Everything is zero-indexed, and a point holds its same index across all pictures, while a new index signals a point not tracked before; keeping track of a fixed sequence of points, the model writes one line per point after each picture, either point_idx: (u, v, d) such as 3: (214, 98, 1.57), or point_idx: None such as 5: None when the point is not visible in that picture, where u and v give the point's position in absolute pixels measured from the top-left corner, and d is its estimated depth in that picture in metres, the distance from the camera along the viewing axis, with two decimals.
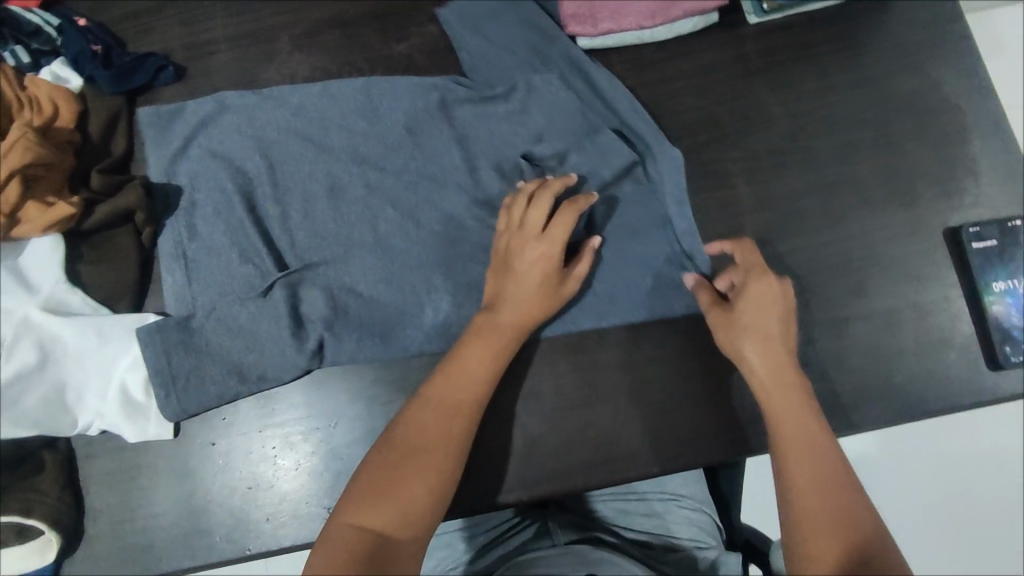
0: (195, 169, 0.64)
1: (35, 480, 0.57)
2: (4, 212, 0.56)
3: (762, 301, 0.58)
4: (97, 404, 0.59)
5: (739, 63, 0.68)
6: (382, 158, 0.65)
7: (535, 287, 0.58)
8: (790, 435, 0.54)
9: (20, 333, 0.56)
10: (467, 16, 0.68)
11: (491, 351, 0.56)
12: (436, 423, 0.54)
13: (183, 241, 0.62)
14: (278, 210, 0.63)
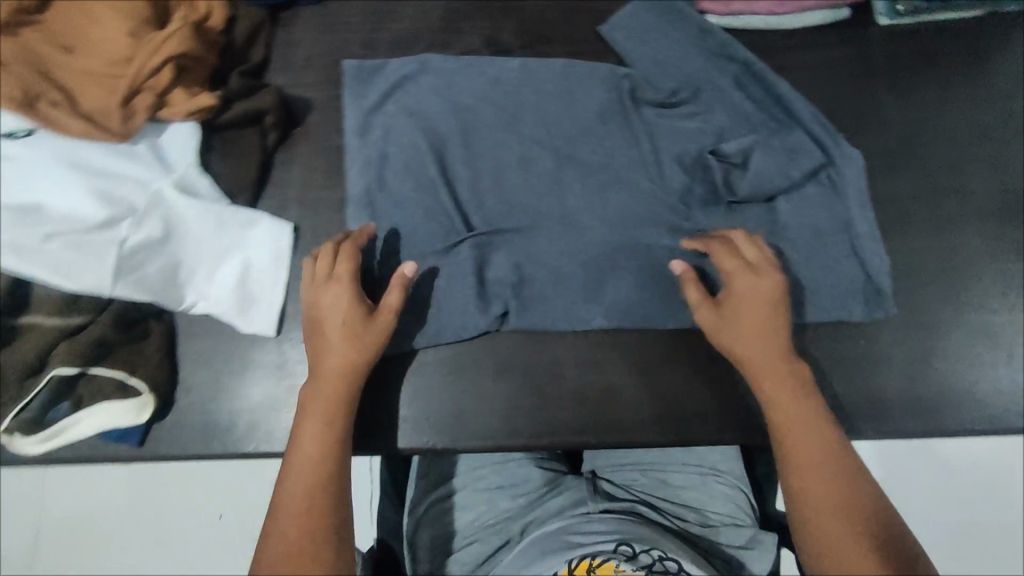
0: (386, 123, 0.66)
1: (141, 345, 0.60)
2: (155, 93, 0.60)
3: (756, 293, 0.58)
4: (205, 286, 0.62)
5: (863, 63, 0.69)
6: (501, 102, 0.68)
7: (343, 338, 0.57)
8: (812, 444, 0.53)
9: (152, 204, 0.59)
10: (630, 24, 0.70)
11: (328, 405, 0.55)
12: (307, 478, 0.52)
13: (313, 153, 0.67)
14: (398, 134, 0.66)
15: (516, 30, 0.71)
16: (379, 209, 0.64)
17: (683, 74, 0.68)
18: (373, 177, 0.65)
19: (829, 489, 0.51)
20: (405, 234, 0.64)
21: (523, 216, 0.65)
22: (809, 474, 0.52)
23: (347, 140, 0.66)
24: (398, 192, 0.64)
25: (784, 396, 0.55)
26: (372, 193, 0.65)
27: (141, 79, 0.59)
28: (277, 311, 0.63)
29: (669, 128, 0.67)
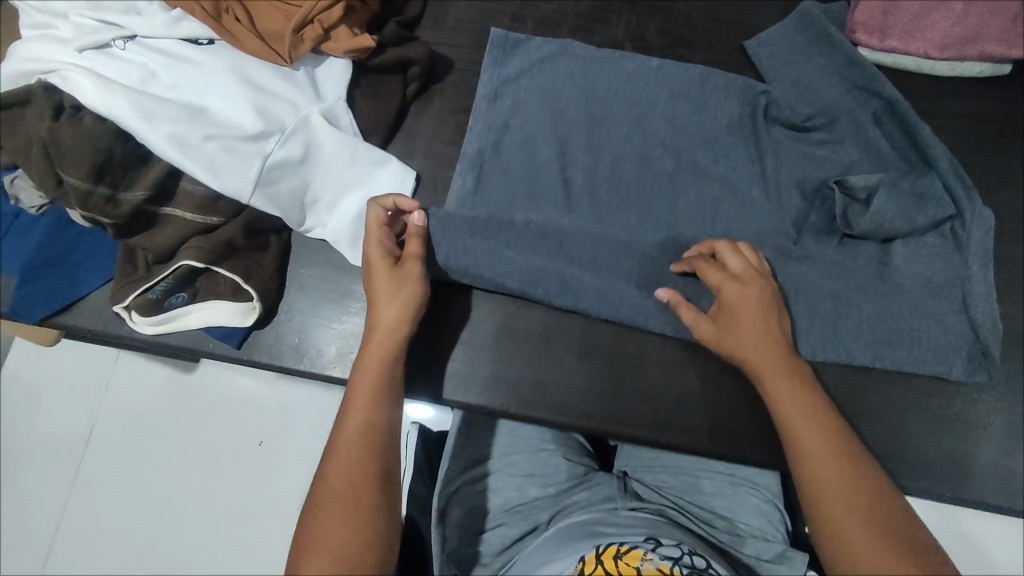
0: (521, 96, 0.68)
1: (260, 255, 0.64)
2: (323, 27, 0.64)
3: (746, 304, 0.56)
4: (325, 213, 0.66)
5: (1012, 122, 0.67)
6: (635, 91, 0.68)
7: (389, 307, 0.55)
8: (832, 469, 0.49)
9: (300, 128, 0.63)
10: (773, 45, 0.69)
11: (375, 378, 0.52)
12: (354, 458, 0.48)
13: (449, 112, 0.71)
14: (530, 107, 0.67)
15: (661, 28, 0.72)
16: (488, 173, 0.65)
17: (825, 99, 0.66)
18: (488, 142, 0.66)
19: (855, 521, 0.47)
20: (513, 201, 0.64)
21: (637, 208, 0.65)
22: (834, 507, 0.48)
23: (476, 104, 0.67)
24: (515, 164, 0.65)
25: (796, 414, 0.52)
26: (484, 157, 0.65)
27: (314, 11, 0.63)
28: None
29: (802, 149, 0.66)
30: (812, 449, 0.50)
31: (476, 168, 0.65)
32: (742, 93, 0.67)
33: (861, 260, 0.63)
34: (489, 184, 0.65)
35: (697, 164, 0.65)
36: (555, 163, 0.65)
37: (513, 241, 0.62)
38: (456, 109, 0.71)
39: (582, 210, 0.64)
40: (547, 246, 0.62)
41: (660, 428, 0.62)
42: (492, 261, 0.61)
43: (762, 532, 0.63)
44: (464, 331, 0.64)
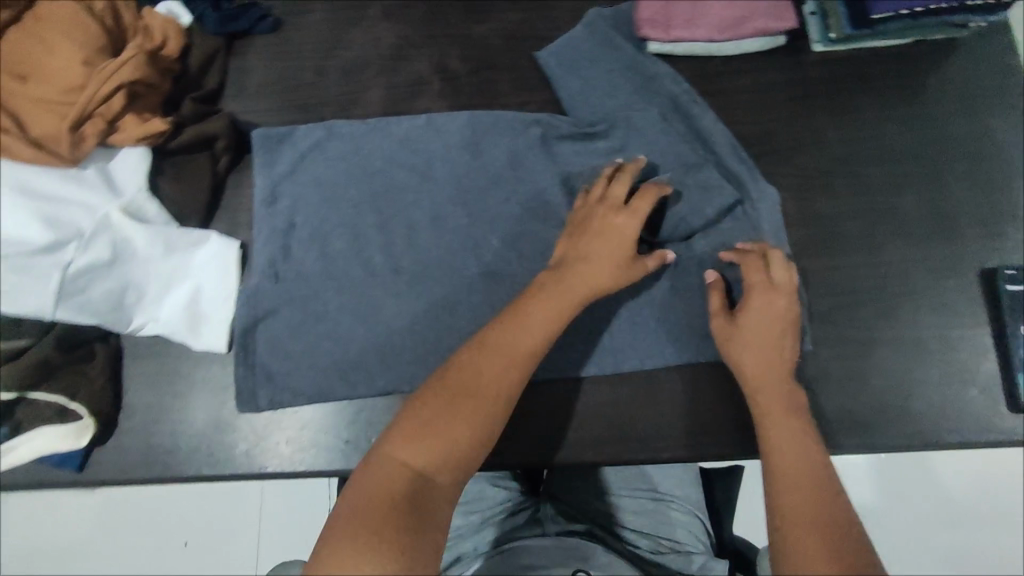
0: (326, 156, 0.68)
1: (85, 366, 0.61)
2: (106, 119, 0.61)
3: (767, 314, 0.60)
4: (154, 307, 0.63)
5: (800, 86, 0.71)
6: (448, 124, 0.69)
7: (600, 258, 0.60)
8: (803, 489, 0.51)
9: (100, 227, 0.60)
10: (566, 55, 0.71)
11: (551, 315, 0.57)
12: (490, 380, 0.54)
13: (268, 177, 0.67)
14: (347, 162, 0.68)
15: (463, 55, 0.73)
16: (286, 279, 0.65)
17: (622, 99, 0.70)
18: (279, 247, 0.66)
19: (810, 537, 0.48)
20: (345, 267, 0.65)
21: (469, 238, 0.66)
22: (793, 520, 0.49)
23: (254, 211, 0.67)
24: (340, 231, 0.66)
25: (785, 430, 0.55)
26: (292, 248, 0.66)
27: (91, 105, 0.60)
28: (229, 330, 0.63)
29: (616, 151, 0.69)
30: (791, 465, 0.53)
31: (311, 235, 0.66)
32: (545, 116, 0.70)
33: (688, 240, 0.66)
34: (320, 265, 0.65)
35: (518, 187, 0.68)
36: (381, 225, 0.66)
37: (335, 328, 0.64)
38: (271, 169, 0.68)
39: (410, 258, 0.66)
40: (384, 301, 0.64)
41: (534, 448, 0.62)
42: (308, 362, 0.63)
43: (686, 546, 0.67)
44: (324, 394, 0.63)
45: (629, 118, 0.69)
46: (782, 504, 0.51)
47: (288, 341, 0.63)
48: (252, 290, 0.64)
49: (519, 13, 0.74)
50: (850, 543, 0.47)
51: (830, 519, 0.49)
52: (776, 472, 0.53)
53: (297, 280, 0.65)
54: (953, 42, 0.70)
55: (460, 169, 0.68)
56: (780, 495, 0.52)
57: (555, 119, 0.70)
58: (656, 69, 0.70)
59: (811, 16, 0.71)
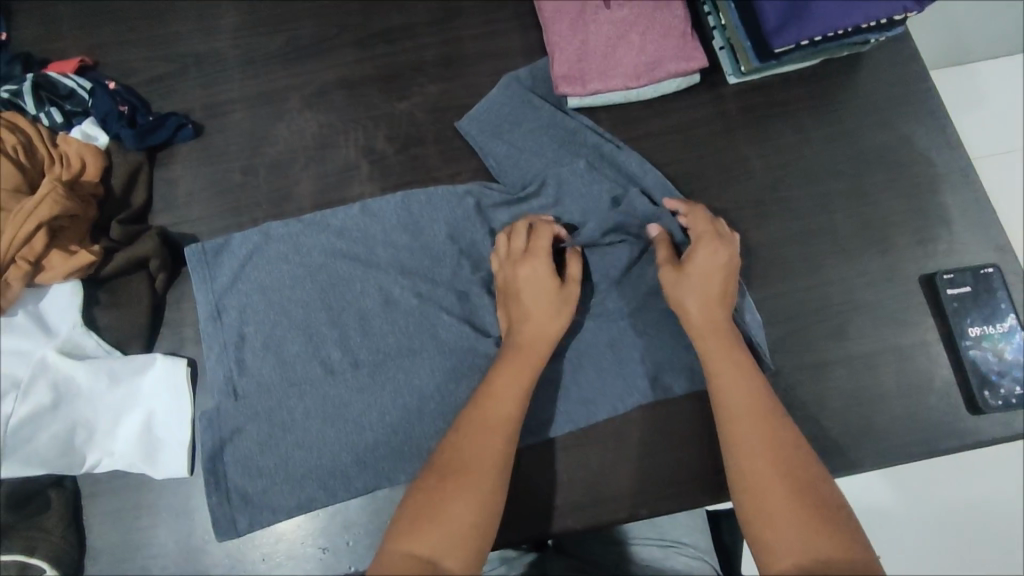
0: (264, 259, 0.67)
1: (42, 517, 0.58)
2: (30, 261, 0.59)
3: (710, 258, 0.61)
4: (107, 441, 0.61)
5: (720, 119, 0.72)
6: (381, 206, 0.69)
7: (535, 307, 0.61)
8: (756, 439, 0.52)
9: (38, 372, 0.59)
10: (487, 123, 0.72)
11: (517, 371, 0.58)
12: (481, 454, 0.53)
13: (210, 292, 0.66)
14: (286, 260, 0.67)
15: (389, 134, 0.73)
16: (246, 393, 0.63)
17: (549, 156, 0.71)
18: (233, 361, 0.65)
19: (771, 489, 0.50)
20: (300, 368, 0.64)
21: (419, 317, 0.65)
22: (750, 473, 0.51)
23: (201, 328, 0.65)
24: (292, 334, 0.65)
25: (732, 378, 0.56)
26: (241, 358, 0.64)
27: (13, 249, 0.58)
28: (186, 456, 0.61)
29: (554, 208, 0.69)
30: (740, 417, 0.54)
31: (261, 341, 0.65)
32: (477, 185, 0.70)
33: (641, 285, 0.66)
34: (276, 371, 0.64)
35: (462, 259, 0.68)
36: (333, 321, 0.65)
37: (304, 436, 0.62)
38: (211, 282, 0.66)
39: (363, 349, 0.65)
40: (341, 397, 0.63)
41: (517, 526, 0.61)
42: (281, 475, 0.61)
43: None
44: (293, 504, 0.61)
45: (560, 175, 0.69)
46: (740, 455, 0.52)
47: (248, 455, 0.62)
48: (214, 413, 0.62)
49: (439, 84, 0.75)
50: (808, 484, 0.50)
51: (788, 461, 0.51)
52: (731, 435, 0.54)
53: (251, 390, 0.63)
54: (857, 58, 0.73)
55: (402, 251, 0.68)
56: (737, 452, 0.53)
57: (487, 187, 0.70)
58: (577, 122, 0.71)
59: (721, 50, 0.73)
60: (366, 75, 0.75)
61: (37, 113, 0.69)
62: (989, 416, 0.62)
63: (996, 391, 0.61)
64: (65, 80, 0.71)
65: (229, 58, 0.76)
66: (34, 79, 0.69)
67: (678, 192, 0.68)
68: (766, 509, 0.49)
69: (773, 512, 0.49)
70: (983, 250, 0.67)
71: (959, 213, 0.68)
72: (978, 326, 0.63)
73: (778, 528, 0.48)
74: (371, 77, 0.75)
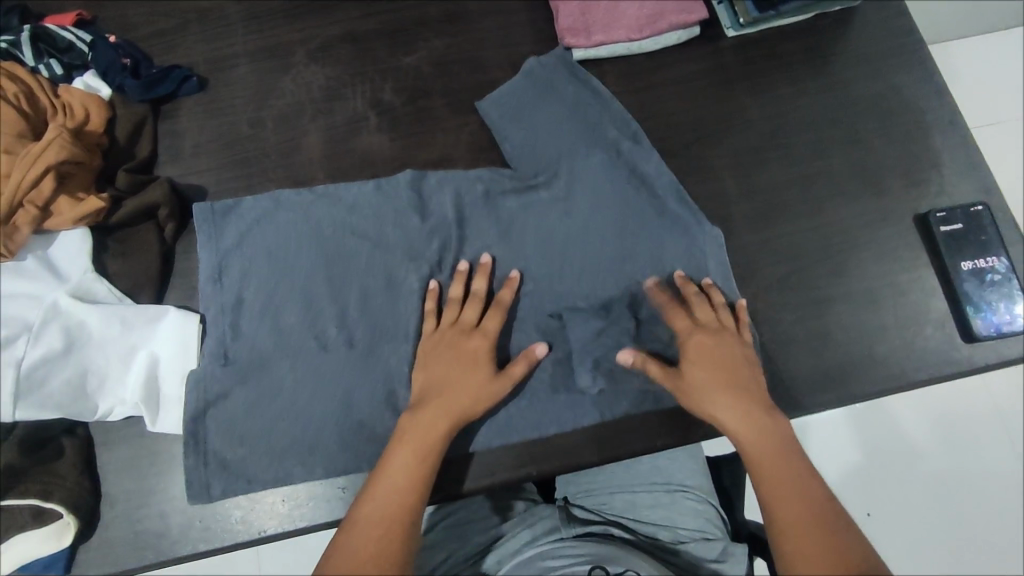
0: (271, 229, 0.66)
1: (56, 463, 0.58)
2: (38, 206, 0.59)
3: (710, 354, 0.60)
4: (118, 388, 0.61)
5: (719, 71, 0.74)
6: (389, 181, 0.68)
7: (456, 390, 0.59)
8: (793, 500, 0.52)
9: (50, 317, 0.59)
10: (505, 104, 0.72)
11: (432, 444, 0.57)
12: (374, 528, 0.52)
13: (216, 255, 0.65)
14: (291, 239, 0.65)
15: (396, 86, 0.74)
16: (237, 360, 0.62)
17: (562, 122, 0.70)
18: (227, 326, 0.64)
19: (789, 504, 0.52)
20: (298, 341, 0.63)
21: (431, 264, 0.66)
22: (771, 487, 0.53)
23: (201, 288, 0.64)
24: (290, 308, 0.64)
25: (738, 396, 0.58)
26: (237, 326, 0.63)
27: (20, 194, 0.58)
28: (187, 413, 0.60)
29: (563, 199, 0.68)
30: (748, 431, 0.56)
31: (259, 313, 0.64)
32: (489, 172, 0.69)
33: (647, 255, 0.67)
34: (271, 341, 0.63)
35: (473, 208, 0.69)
36: (330, 296, 0.64)
37: (291, 406, 0.61)
38: (217, 248, 0.65)
39: (369, 306, 0.64)
40: (356, 341, 0.63)
41: (529, 465, 0.63)
42: (263, 445, 0.61)
43: (703, 532, 0.69)
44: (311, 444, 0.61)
45: (572, 168, 0.69)
46: (780, 518, 0.52)
47: (264, 400, 0.61)
48: (201, 376, 0.61)
49: (445, 38, 0.75)
50: (850, 546, 0.49)
51: (797, 481, 0.53)
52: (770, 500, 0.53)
53: (246, 359, 0.62)
54: (849, 13, 0.76)
55: (413, 199, 0.68)
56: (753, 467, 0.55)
57: (499, 175, 0.69)
58: (599, 112, 0.71)
59: (719, 5, 0.76)
60: (372, 29, 0.76)
61: (36, 65, 0.69)
62: (982, 345, 0.65)
63: (989, 321, 0.64)
64: (63, 32, 0.69)
65: (231, 13, 0.76)
66: (32, 30, 0.68)
67: (690, 200, 0.68)
68: (786, 522, 0.51)
69: (816, 574, 0.48)
70: (971, 191, 0.70)
71: (949, 156, 0.71)
72: (970, 261, 0.66)
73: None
74: (376, 31, 0.76)
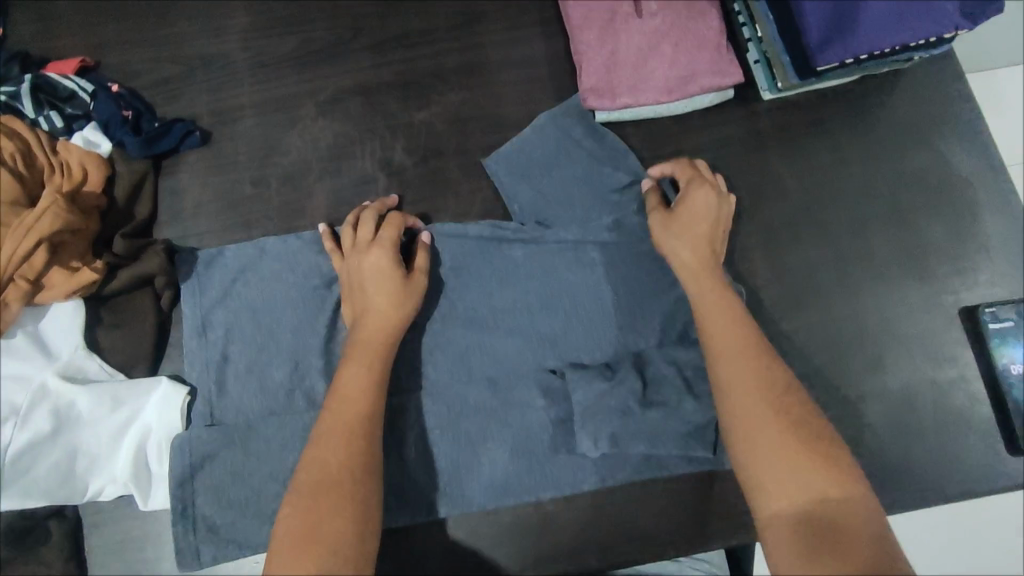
0: (259, 277, 0.63)
1: (42, 550, 0.56)
2: (29, 279, 0.56)
3: (697, 211, 0.60)
4: (109, 469, 0.58)
5: (753, 138, 0.69)
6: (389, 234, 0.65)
7: (376, 299, 0.57)
8: (749, 380, 0.49)
9: (37, 399, 0.57)
10: (519, 162, 0.67)
11: (370, 369, 0.53)
12: (336, 455, 0.48)
13: (203, 309, 0.63)
14: (281, 291, 0.63)
15: (407, 145, 0.70)
16: (223, 418, 0.60)
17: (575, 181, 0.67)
18: (213, 382, 0.61)
19: (767, 428, 0.47)
20: (286, 398, 0.60)
21: (437, 340, 0.61)
22: (750, 416, 0.48)
23: (185, 343, 0.62)
24: (278, 363, 0.61)
25: (723, 323, 0.53)
26: (222, 382, 0.61)
27: (13, 267, 0.55)
28: (169, 481, 0.57)
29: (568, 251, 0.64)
30: (731, 355, 0.51)
31: (246, 367, 0.61)
32: (493, 224, 0.65)
33: (657, 320, 0.62)
34: (258, 399, 0.60)
35: None
36: (318, 350, 0.61)
37: (279, 467, 0.58)
38: (206, 301, 0.63)
39: None
40: None
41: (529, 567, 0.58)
42: (251, 510, 0.58)
43: None
44: None
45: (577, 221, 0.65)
46: (740, 409, 0.48)
47: (255, 489, 0.58)
48: (188, 443, 0.58)
49: (461, 92, 0.71)
50: (802, 421, 0.47)
51: (786, 411, 0.48)
52: (726, 386, 0.50)
53: (232, 417, 0.60)
54: (897, 76, 0.70)
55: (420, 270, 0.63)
56: (733, 398, 0.49)
57: (502, 224, 0.65)
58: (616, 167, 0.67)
59: (756, 64, 0.70)
60: (384, 81, 0.72)
61: (36, 117, 0.65)
62: None
63: None
64: (65, 82, 0.66)
65: (238, 60, 0.72)
66: (33, 80, 0.65)
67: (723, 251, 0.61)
68: (759, 447, 0.46)
69: (771, 454, 0.46)
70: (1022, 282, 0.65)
71: (999, 242, 0.66)
72: (1020, 363, 0.61)
73: (773, 473, 0.45)
74: (388, 83, 0.72)
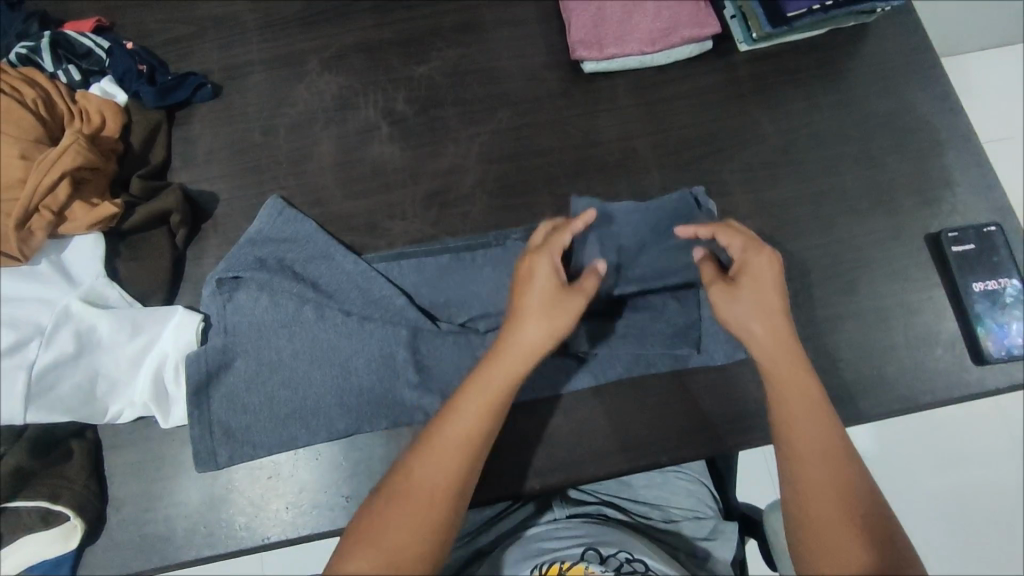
0: (276, 218, 0.67)
1: (63, 467, 0.59)
2: (53, 211, 0.60)
3: (761, 284, 0.57)
4: (128, 390, 0.61)
5: (731, 86, 0.74)
6: (393, 178, 0.71)
7: (529, 310, 0.55)
8: (815, 454, 0.52)
9: (61, 321, 0.60)
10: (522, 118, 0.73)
11: (488, 391, 0.53)
12: (440, 461, 0.51)
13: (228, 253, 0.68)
14: (295, 226, 0.67)
15: (408, 96, 0.74)
16: (236, 331, 0.63)
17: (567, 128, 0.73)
18: (224, 300, 0.64)
19: (828, 502, 0.50)
20: (293, 313, 0.63)
21: (440, 270, 0.66)
22: (813, 484, 0.51)
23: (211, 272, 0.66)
24: (285, 281, 0.64)
25: (797, 393, 0.54)
26: (234, 300, 0.64)
27: (36, 198, 0.59)
28: (186, 385, 0.61)
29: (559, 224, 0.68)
30: (800, 423, 0.53)
31: (257, 287, 0.64)
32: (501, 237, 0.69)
33: (648, 242, 0.66)
34: (267, 315, 0.63)
35: (483, 222, 0.70)
36: (330, 272, 0.65)
37: (291, 375, 0.62)
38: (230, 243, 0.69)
39: (369, 285, 0.65)
40: (362, 349, 0.62)
41: (523, 476, 0.61)
42: (265, 413, 0.62)
43: (694, 512, 0.71)
44: (314, 441, 0.61)
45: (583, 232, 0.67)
46: (806, 480, 0.51)
47: (268, 404, 0.62)
48: (201, 351, 0.62)
49: (458, 48, 0.76)
50: (860, 500, 0.50)
51: (840, 481, 0.51)
52: (792, 453, 0.52)
53: (244, 333, 0.63)
54: (863, 29, 0.75)
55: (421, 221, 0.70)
56: (796, 464, 0.52)
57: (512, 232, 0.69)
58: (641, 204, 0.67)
59: (732, 19, 0.75)
60: (385, 39, 0.76)
61: (55, 70, 0.69)
62: (993, 367, 0.64)
63: (1001, 344, 0.64)
64: (82, 39, 0.70)
65: (246, 20, 0.76)
66: (52, 36, 0.68)
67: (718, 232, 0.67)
68: (819, 516, 0.50)
69: (830, 516, 0.49)
70: (984, 210, 0.70)
71: (962, 175, 0.71)
72: (983, 282, 0.66)
73: (826, 545, 0.49)
74: (389, 41, 0.76)
